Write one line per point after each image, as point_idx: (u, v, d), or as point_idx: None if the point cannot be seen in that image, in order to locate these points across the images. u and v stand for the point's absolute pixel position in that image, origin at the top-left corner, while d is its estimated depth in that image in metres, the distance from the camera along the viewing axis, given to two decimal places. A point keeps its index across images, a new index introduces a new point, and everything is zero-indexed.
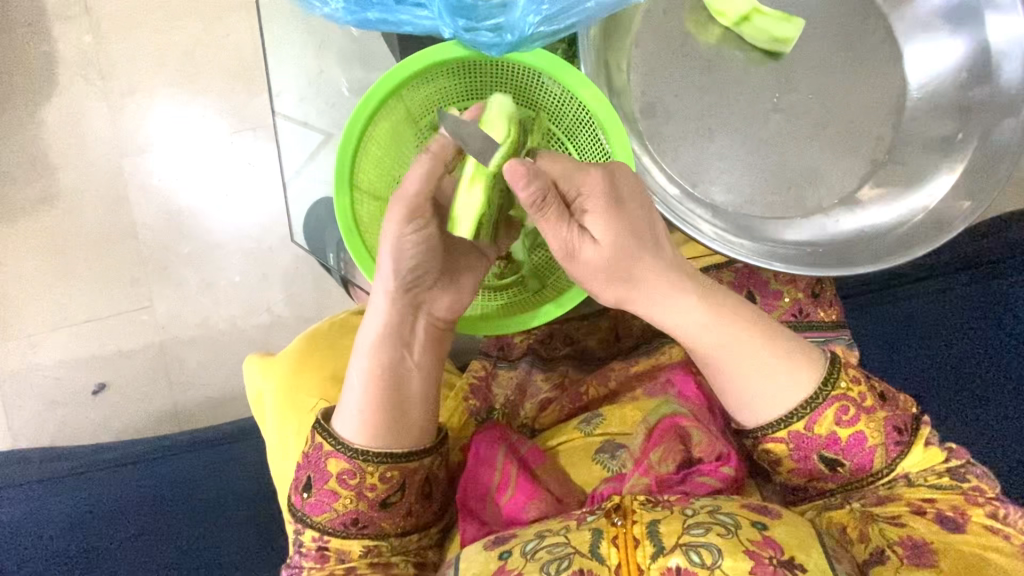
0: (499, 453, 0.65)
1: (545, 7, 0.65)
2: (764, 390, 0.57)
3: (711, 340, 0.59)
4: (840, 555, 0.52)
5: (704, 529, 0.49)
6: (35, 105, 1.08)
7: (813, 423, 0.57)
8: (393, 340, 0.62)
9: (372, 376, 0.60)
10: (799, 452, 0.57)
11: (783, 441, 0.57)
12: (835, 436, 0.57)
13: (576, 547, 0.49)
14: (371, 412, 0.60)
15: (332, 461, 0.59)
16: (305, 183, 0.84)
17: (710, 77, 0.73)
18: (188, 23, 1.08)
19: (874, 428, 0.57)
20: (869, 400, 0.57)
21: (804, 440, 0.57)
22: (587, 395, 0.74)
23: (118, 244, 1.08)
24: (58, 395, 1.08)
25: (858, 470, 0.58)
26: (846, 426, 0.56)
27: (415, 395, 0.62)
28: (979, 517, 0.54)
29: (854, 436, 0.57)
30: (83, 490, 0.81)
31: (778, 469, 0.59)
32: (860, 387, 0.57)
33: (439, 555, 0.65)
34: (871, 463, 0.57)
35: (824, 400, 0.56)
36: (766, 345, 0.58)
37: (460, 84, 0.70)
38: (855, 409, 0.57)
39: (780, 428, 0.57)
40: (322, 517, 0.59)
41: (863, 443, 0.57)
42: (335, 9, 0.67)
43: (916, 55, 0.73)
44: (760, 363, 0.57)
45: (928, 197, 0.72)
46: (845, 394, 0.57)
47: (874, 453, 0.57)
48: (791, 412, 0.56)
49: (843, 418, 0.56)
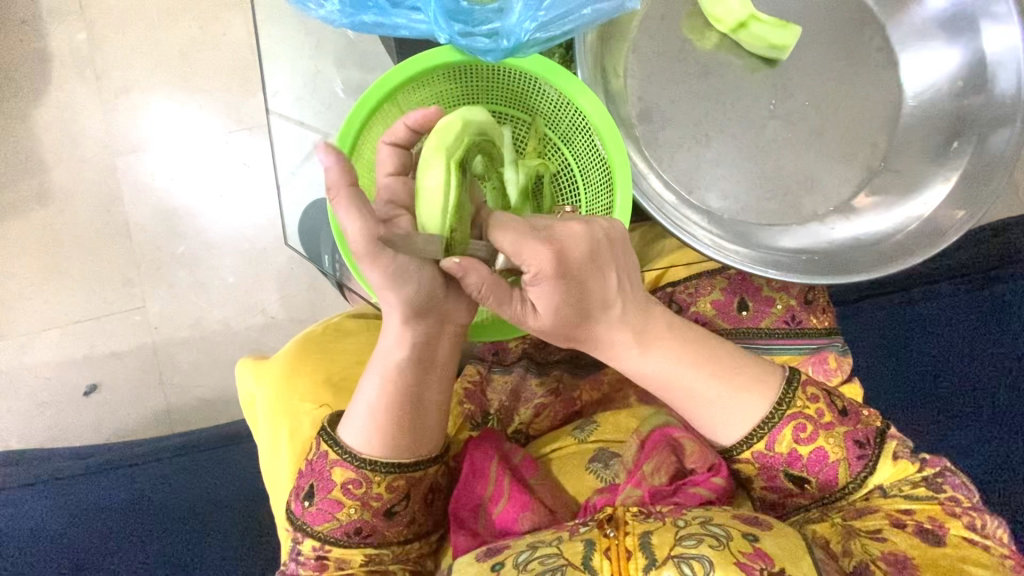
0: (492, 463, 0.65)
1: (541, 13, 0.65)
2: (726, 419, 0.59)
3: (672, 372, 0.61)
4: (830, 566, 0.53)
5: (695, 540, 0.49)
6: (27, 103, 1.07)
7: (773, 442, 0.58)
8: (415, 360, 0.60)
9: (389, 397, 0.59)
10: (765, 470, 0.59)
11: (749, 462, 0.60)
12: (796, 453, 0.58)
13: (568, 559, 0.49)
14: (379, 427, 0.59)
15: (337, 471, 0.59)
16: (302, 184, 0.82)
17: (706, 84, 0.73)
18: (184, 21, 1.07)
19: (834, 444, 0.58)
20: (827, 416, 0.58)
21: (768, 459, 0.59)
22: (581, 400, 0.75)
23: (111, 243, 1.08)
24: (48, 395, 1.08)
25: (826, 485, 0.58)
26: (805, 444, 0.58)
27: (431, 408, 0.61)
28: (958, 529, 0.56)
29: (815, 452, 0.58)
30: (79, 491, 0.82)
31: (752, 485, 0.61)
32: (817, 404, 0.59)
33: (434, 565, 0.66)
34: (837, 478, 0.58)
35: (779, 420, 0.58)
36: (711, 373, 0.60)
37: (457, 88, 0.71)
38: (813, 426, 0.58)
39: (744, 450, 0.59)
40: (325, 526, 0.59)
41: (826, 459, 0.58)
42: (330, 11, 0.67)
43: (912, 64, 0.73)
44: (717, 388, 0.59)
45: (922, 205, 0.72)
46: (800, 412, 0.58)
47: (838, 469, 0.58)
48: (750, 433, 0.58)
49: (802, 435, 0.58)
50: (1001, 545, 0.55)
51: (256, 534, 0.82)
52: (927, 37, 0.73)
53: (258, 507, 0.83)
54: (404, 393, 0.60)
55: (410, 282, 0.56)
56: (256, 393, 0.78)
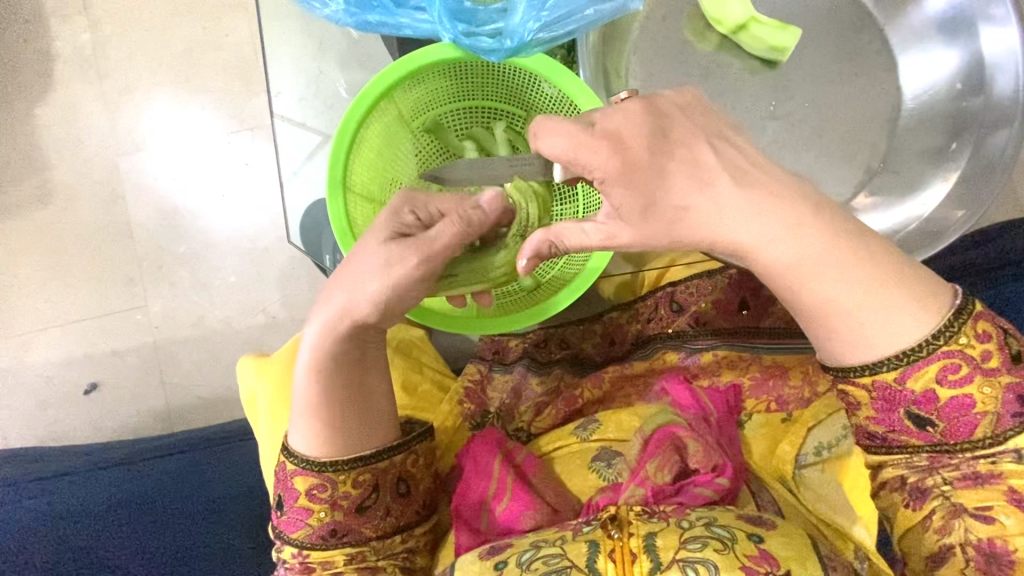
0: (494, 461, 0.65)
1: (544, 14, 0.65)
2: (868, 331, 0.48)
3: (805, 264, 0.47)
4: (839, 564, 0.52)
5: (701, 544, 0.49)
6: (31, 103, 1.08)
7: (910, 376, 0.48)
8: (346, 362, 0.59)
9: (317, 399, 0.58)
10: (884, 402, 0.49)
11: (866, 387, 0.49)
12: (932, 395, 0.48)
13: (572, 561, 0.49)
14: (319, 427, 0.59)
15: (299, 479, 0.59)
16: (303, 186, 0.82)
17: (707, 84, 0.73)
18: (188, 21, 1.08)
19: (986, 394, 0.47)
20: (990, 362, 0.47)
21: (894, 393, 0.48)
22: (581, 399, 0.75)
23: (112, 242, 1.09)
24: (48, 394, 1.08)
25: (951, 434, 0.49)
26: (950, 387, 0.47)
27: (378, 402, 0.62)
28: None
29: (957, 399, 0.48)
30: (76, 489, 0.82)
31: (856, 414, 0.51)
32: (984, 346, 0.47)
33: (429, 561, 0.65)
34: (970, 431, 0.48)
35: (931, 353, 0.47)
36: (860, 270, 0.47)
37: (457, 85, 0.72)
38: (968, 370, 0.47)
39: (866, 374, 0.48)
40: (298, 533, 0.60)
41: (968, 408, 0.48)
42: (336, 10, 0.68)
43: (910, 67, 0.74)
44: (863, 301, 0.47)
45: (921, 206, 0.73)
46: (960, 351, 0.47)
47: (977, 422, 0.48)
48: (886, 358, 0.47)
49: (949, 377, 0.47)
50: None
51: (257, 532, 0.82)
52: (926, 39, 0.73)
53: (259, 505, 0.83)
54: (337, 395, 0.59)
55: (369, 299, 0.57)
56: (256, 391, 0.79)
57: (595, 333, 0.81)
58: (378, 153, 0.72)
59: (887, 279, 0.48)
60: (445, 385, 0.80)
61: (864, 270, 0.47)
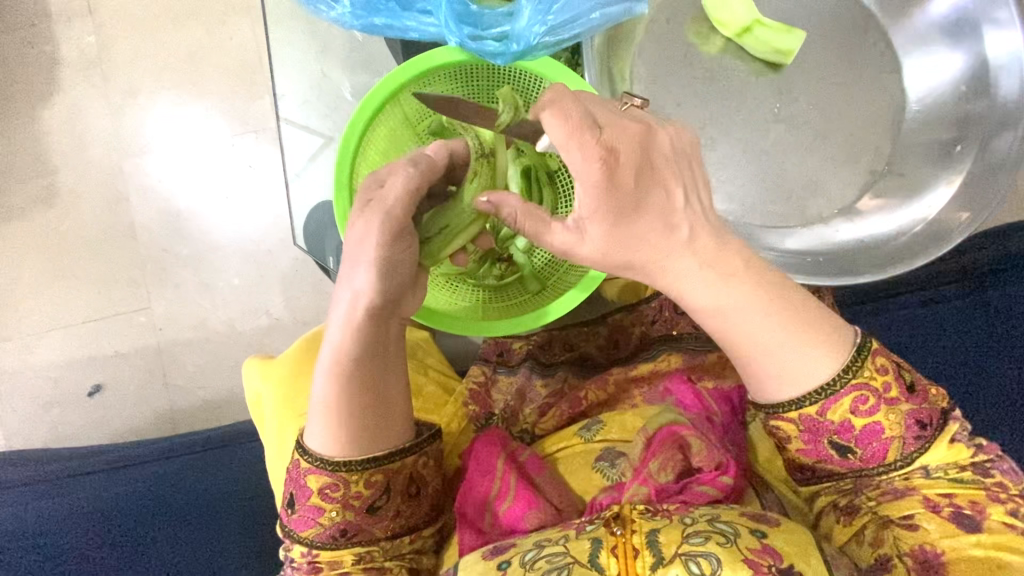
0: (499, 460, 0.66)
1: (551, 17, 0.65)
2: (791, 366, 0.53)
3: (728, 307, 0.53)
4: (841, 562, 0.52)
5: (703, 538, 0.49)
6: (35, 106, 1.08)
7: (827, 409, 0.53)
8: (368, 357, 0.59)
9: (338, 399, 0.58)
10: (809, 433, 0.55)
11: (793, 422, 0.54)
12: (848, 424, 0.53)
13: (575, 557, 0.50)
14: (338, 428, 0.59)
15: (311, 478, 0.59)
16: (305, 187, 0.83)
17: (711, 87, 0.73)
18: (192, 23, 1.08)
19: (893, 420, 0.53)
20: (892, 391, 0.53)
21: (816, 425, 0.54)
22: (587, 400, 0.75)
23: (116, 243, 1.09)
24: (51, 396, 1.08)
25: (869, 459, 0.55)
26: (862, 416, 0.53)
27: (394, 399, 0.61)
28: (999, 514, 0.52)
29: (870, 426, 0.53)
30: (82, 491, 0.82)
31: (787, 446, 0.57)
32: (885, 376, 0.53)
33: (434, 562, 0.66)
34: (884, 454, 0.54)
35: (843, 388, 0.53)
36: (777, 312, 0.53)
37: (461, 88, 0.72)
38: (876, 399, 0.53)
39: (791, 410, 0.54)
40: (309, 532, 0.60)
41: (879, 434, 0.54)
42: (342, 12, 0.68)
43: (915, 70, 0.74)
44: (780, 344, 0.53)
45: (927, 208, 0.73)
46: (867, 383, 0.53)
47: (889, 445, 0.54)
48: (804, 395, 0.53)
49: (861, 407, 0.53)
50: None
51: (261, 533, 0.82)
52: (931, 41, 0.73)
53: (264, 507, 0.83)
54: (357, 393, 0.58)
55: (392, 284, 0.57)
56: (261, 391, 0.79)
57: (598, 335, 0.82)
58: (384, 156, 0.72)
59: (802, 318, 0.53)
60: (452, 387, 0.80)
61: (780, 313, 0.53)
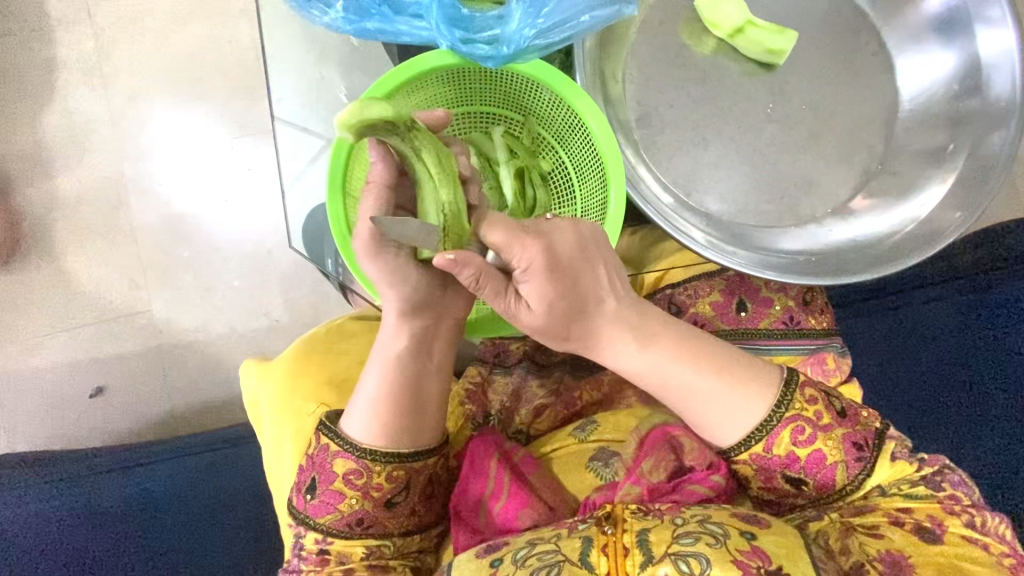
0: (492, 462, 0.65)
1: (540, 20, 0.66)
2: (730, 412, 0.60)
3: (664, 367, 0.61)
4: (828, 564, 0.53)
5: (693, 538, 0.49)
6: (37, 110, 1.09)
7: (772, 445, 0.59)
8: (416, 353, 0.63)
9: (386, 389, 0.62)
10: (763, 472, 0.60)
11: (747, 462, 0.60)
12: (794, 455, 0.59)
13: (565, 555, 0.50)
14: (381, 418, 0.61)
15: (338, 462, 0.61)
16: (304, 190, 0.83)
17: (704, 88, 0.74)
18: (191, 27, 1.09)
19: (832, 446, 0.59)
20: (825, 419, 0.59)
21: (765, 462, 0.60)
22: (581, 401, 0.75)
23: (117, 246, 1.10)
24: (55, 398, 1.09)
25: (823, 488, 0.60)
26: (803, 446, 0.59)
27: (433, 400, 0.64)
28: (957, 527, 0.56)
29: (813, 454, 0.59)
30: (79, 495, 0.82)
31: (751, 485, 0.62)
32: (815, 406, 0.60)
33: (436, 560, 0.67)
34: (834, 481, 0.59)
35: (779, 422, 0.59)
36: (707, 363, 0.61)
37: (452, 91, 0.72)
38: (811, 429, 0.59)
39: (741, 451, 0.60)
40: (327, 517, 0.61)
41: (823, 461, 0.59)
42: (336, 18, 0.68)
43: (908, 68, 0.74)
44: (718, 392, 0.60)
45: (918, 207, 0.73)
46: (799, 414, 0.59)
47: (835, 471, 0.59)
48: (748, 436, 0.59)
49: (799, 438, 0.59)
50: (1000, 543, 0.56)
51: (262, 534, 0.83)
52: (923, 40, 0.74)
53: (263, 506, 0.84)
54: (404, 385, 0.62)
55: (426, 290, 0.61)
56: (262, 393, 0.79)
57: None
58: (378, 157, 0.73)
59: (733, 365, 0.61)
60: None
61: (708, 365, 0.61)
